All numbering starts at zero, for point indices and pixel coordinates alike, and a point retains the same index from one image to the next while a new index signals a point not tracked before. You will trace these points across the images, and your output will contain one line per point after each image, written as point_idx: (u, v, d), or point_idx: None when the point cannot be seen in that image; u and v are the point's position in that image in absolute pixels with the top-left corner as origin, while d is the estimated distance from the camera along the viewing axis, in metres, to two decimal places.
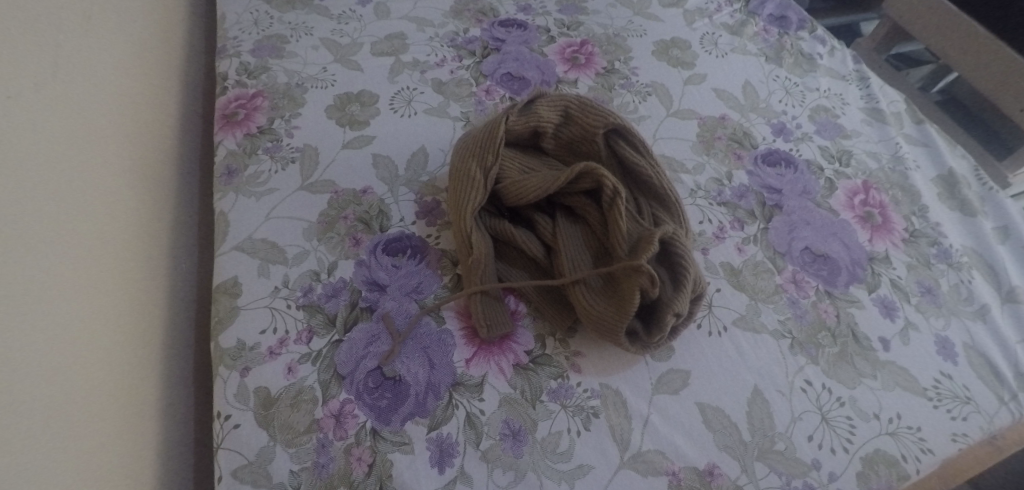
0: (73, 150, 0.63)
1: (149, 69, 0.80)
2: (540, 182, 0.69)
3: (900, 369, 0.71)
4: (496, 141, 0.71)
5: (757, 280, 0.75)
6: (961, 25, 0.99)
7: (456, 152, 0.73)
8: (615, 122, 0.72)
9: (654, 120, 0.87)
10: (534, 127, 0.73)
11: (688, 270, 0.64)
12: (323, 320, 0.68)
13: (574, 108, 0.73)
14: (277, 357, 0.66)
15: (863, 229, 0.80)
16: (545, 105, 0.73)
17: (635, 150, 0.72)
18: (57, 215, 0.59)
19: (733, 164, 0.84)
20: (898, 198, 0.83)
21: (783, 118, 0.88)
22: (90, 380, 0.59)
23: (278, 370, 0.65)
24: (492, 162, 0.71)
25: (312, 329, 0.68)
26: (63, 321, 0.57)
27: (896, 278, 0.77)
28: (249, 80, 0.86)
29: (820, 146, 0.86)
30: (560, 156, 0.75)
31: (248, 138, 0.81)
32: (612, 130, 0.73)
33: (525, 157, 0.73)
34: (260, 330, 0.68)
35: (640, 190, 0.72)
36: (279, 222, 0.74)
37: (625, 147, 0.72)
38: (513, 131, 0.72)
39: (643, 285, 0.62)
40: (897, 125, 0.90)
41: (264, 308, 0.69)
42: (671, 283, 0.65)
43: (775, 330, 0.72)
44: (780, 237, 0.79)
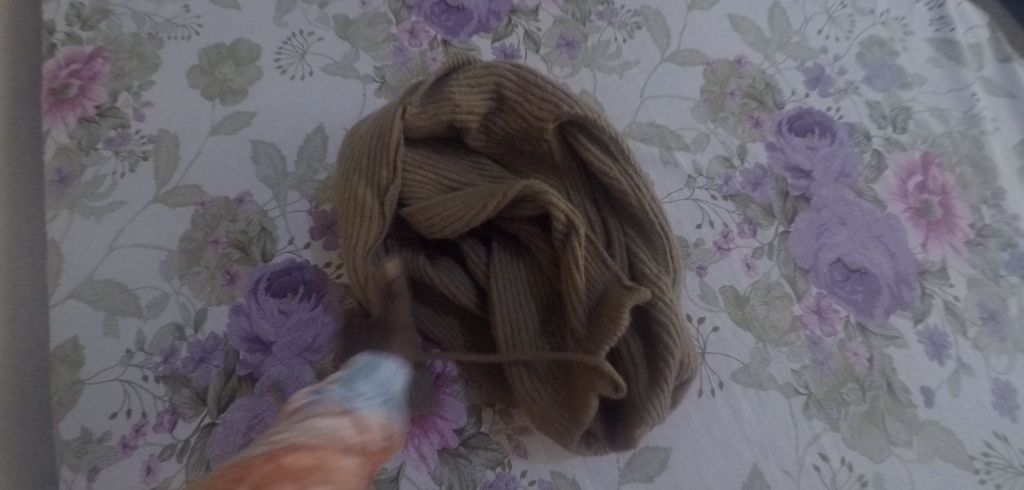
0: None
1: None
2: (460, 210, 0.49)
3: (943, 432, 0.55)
4: (393, 148, 0.50)
5: (767, 313, 0.57)
6: None
7: (342, 160, 0.52)
8: (570, 111, 0.50)
9: (643, 68, 0.63)
10: (449, 122, 0.51)
11: (672, 358, 0.48)
12: (190, 398, 0.52)
13: (510, 89, 0.52)
14: (133, 452, 0.51)
15: (915, 228, 0.60)
16: (463, 83, 0.52)
17: (602, 152, 0.51)
18: None
19: (748, 134, 0.61)
20: (967, 177, 0.61)
21: (822, 59, 0.64)
22: None
23: (134, 471, 0.51)
24: (396, 174, 0.50)
25: (176, 410, 0.52)
26: None
27: (951, 301, 0.58)
28: (84, 33, 0.62)
29: (869, 102, 0.63)
30: (495, 154, 0.54)
31: (84, 123, 0.60)
32: (568, 120, 0.52)
33: (442, 161, 0.52)
34: (110, 414, 0.52)
35: (608, 207, 0.52)
36: (128, 254, 0.56)
37: (586, 145, 0.51)
38: (418, 128, 0.51)
39: (605, 390, 0.47)
40: (975, 65, 0.65)
41: (115, 382, 0.53)
42: (647, 365, 0.50)
43: (785, 385, 0.55)
44: (804, 246, 0.58)
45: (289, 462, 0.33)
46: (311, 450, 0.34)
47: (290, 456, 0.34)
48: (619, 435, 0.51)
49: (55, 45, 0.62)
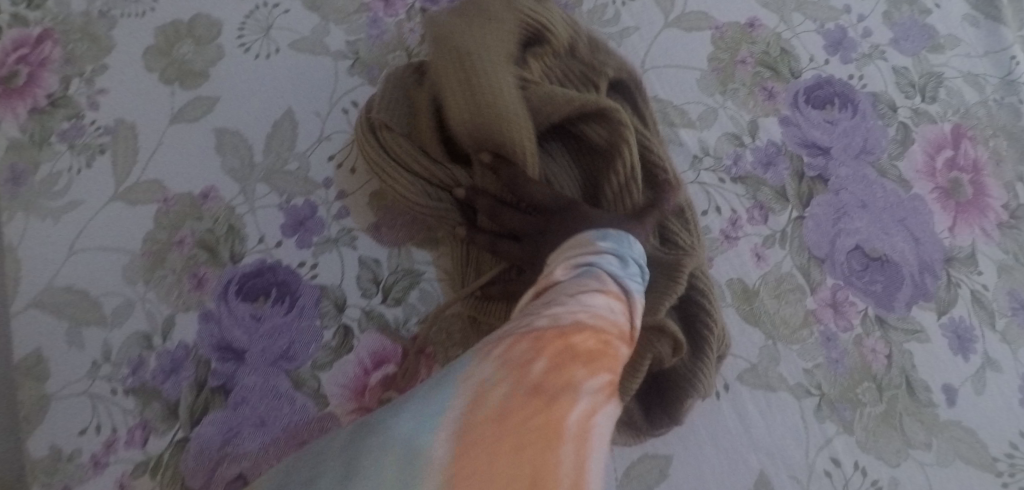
0: None
1: None
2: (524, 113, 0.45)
3: (966, 433, 0.51)
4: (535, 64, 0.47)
5: (778, 308, 0.52)
6: None
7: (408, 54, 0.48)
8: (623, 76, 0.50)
9: (644, 35, 0.57)
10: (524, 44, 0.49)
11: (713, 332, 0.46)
12: (161, 411, 0.49)
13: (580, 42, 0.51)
14: (104, 470, 0.48)
15: (943, 210, 0.54)
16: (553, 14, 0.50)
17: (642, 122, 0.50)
18: None
19: (760, 107, 0.56)
20: (1001, 151, 0.56)
21: (844, 19, 0.58)
22: None
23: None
24: (486, 74, 0.44)
25: (146, 424, 0.49)
26: None
27: (980, 290, 0.53)
28: (30, 12, 0.57)
29: (896, 67, 0.56)
30: None
31: (36, 115, 0.54)
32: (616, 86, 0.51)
33: None
34: (79, 431, 0.49)
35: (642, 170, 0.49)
36: (87, 257, 0.52)
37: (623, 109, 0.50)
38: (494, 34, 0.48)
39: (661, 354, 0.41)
40: (1015, 23, 0.59)
41: (82, 396, 0.49)
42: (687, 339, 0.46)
43: (796, 386, 0.51)
44: (820, 232, 0.53)
45: (580, 345, 0.34)
46: (597, 333, 0.35)
47: (578, 336, 0.34)
48: (659, 412, 0.46)
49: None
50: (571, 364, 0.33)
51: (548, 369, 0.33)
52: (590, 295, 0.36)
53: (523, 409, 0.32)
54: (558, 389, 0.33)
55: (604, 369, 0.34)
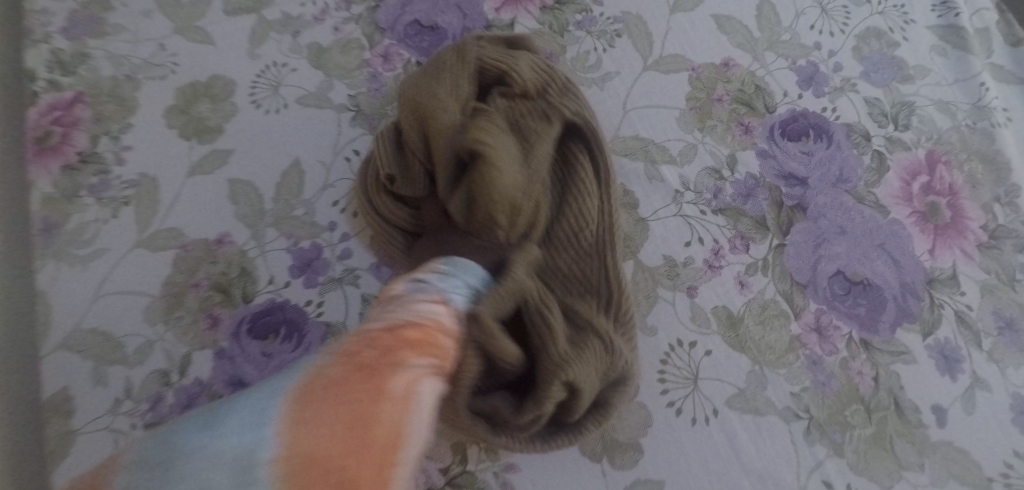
0: None
1: None
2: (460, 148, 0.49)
3: (959, 453, 0.52)
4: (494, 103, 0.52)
5: (763, 334, 0.54)
6: None
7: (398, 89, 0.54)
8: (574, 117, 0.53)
9: (625, 79, 0.61)
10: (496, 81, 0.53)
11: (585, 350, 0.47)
12: None
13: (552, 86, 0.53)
14: None
15: (922, 233, 0.56)
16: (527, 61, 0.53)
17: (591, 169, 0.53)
18: None
19: (737, 142, 0.58)
20: (976, 175, 0.57)
21: (815, 56, 0.60)
22: None
23: None
24: (437, 114, 0.50)
25: None
26: None
27: (964, 310, 0.54)
28: (63, 78, 0.62)
29: (867, 99, 0.59)
30: None
31: (68, 172, 0.59)
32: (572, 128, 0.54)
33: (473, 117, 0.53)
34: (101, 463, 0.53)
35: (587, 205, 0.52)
36: (113, 301, 0.56)
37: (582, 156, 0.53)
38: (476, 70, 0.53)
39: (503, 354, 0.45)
40: (983, 51, 0.61)
41: (104, 431, 0.53)
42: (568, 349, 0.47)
43: (785, 410, 0.52)
44: (800, 259, 0.56)
45: (405, 336, 0.41)
46: (421, 327, 0.41)
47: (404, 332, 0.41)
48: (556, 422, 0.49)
49: (36, 92, 0.61)
50: (401, 350, 0.40)
51: (377, 356, 0.40)
52: (427, 304, 0.43)
53: (354, 382, 0.38)
54: (389, 365, 0.39)
55: (433, 353, 0.41)
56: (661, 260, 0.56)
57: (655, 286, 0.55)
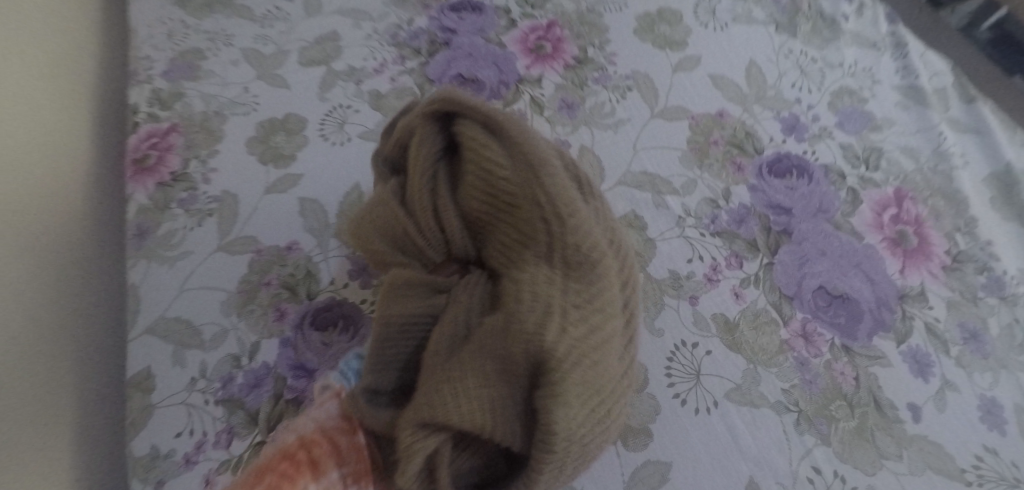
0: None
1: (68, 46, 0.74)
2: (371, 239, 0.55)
3: (933, 446, 0.58)
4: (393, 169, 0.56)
5: (757, 337, 0.62)
6: None
7: None
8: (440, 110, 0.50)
9: (636, 125, 0.72)
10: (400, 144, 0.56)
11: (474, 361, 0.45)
12: (244, 419, 0.60)
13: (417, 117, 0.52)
14: (193, 467, 0.58)
15: (893, 256, 0.65)
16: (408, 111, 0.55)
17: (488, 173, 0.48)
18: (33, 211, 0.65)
19: (731, 177, 0.69)
20: (939, 209, 0.67)
21: (796, 108, 0.72)
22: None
23: (194, 483, 0.58)
24: None
25: (231, 429, 0.60)
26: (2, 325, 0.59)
27: (932, 322, 0.63)
28: (161, 112, 0.73)
29: (843, 145, 0.70)
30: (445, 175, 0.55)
31: (161, 188, 0.69)
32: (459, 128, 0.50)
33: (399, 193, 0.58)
34: (175, 433, 0.60)
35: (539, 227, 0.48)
36: (194, 295, 0.64)
37: (474, 134, 0.49)
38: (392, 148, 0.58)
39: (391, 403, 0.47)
40: (941, 106, 0.72)
41: (179, 406, 0.61)
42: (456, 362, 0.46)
43: (777, 403, 0.60)
44: (787, 274, 0.65)
45: (313, 452, 0.46)
46: (326, 433, 0.47)
47: (308, 447, 0.46)
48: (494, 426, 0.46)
49: (139, 122, 0.73)
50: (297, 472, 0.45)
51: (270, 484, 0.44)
52: (331, 405, 0.49)
53: None
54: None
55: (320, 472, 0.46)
56: (667, 273, 0.65)
57: (662, 295, 0.64)
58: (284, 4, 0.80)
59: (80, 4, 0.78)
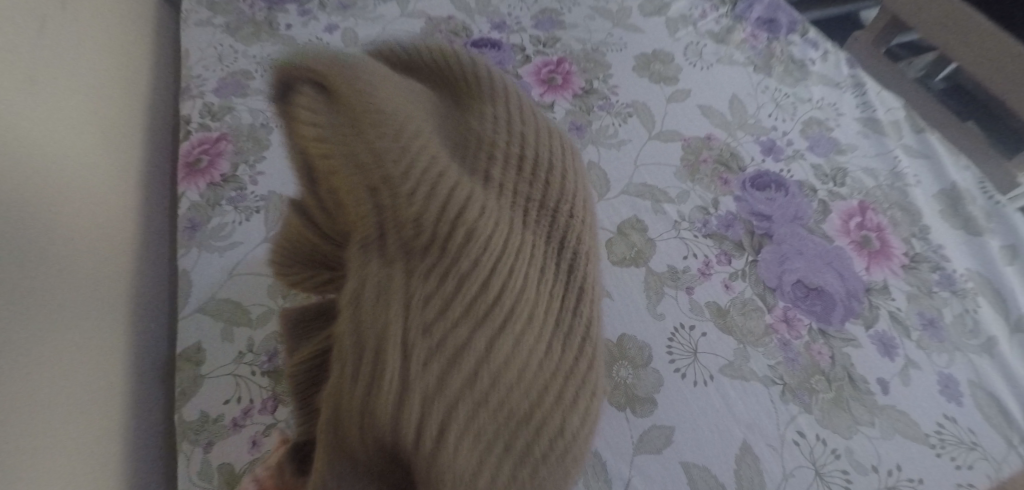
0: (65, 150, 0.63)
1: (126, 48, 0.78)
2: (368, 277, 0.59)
3: (900, 414, 0.67)
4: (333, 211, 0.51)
5: (745, 321, 0.71)
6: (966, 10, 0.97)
7: None
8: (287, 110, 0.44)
9: (635, 145, 0.82)
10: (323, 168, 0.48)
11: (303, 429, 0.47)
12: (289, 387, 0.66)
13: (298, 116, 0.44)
14: (242, 429, 0.64)
15: (859, 256, 0.75)
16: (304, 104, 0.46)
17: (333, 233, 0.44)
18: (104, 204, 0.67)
19: (718, 190, 0.79)
20: (897, 218, 0.78)
21: (773, 134, 0.83)
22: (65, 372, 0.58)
23: (243, 443, 0.63)
24: None
25: (278, 397, 0.65)
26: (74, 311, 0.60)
27: (895, 311, 0.72)
28: (212, 122, 0.82)
29: (814, 165, 0.81)
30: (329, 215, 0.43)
31: (212, 187, 0.77)
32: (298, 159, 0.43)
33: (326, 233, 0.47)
34: (224, 400, 0.65)
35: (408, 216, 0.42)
36: (242, 279, 0.71)
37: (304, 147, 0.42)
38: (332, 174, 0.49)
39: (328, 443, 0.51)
40: (896, 136, 0.84)
41: (229, 376, 0.66)
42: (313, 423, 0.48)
43: (765, 377, 0.68)
44: (770, 270, 0.74)
45: None
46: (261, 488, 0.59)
47: None
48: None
49: (192, 131, 0.81)
50: None
51: None
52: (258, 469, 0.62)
53: None
54: None
55: None
56: (666, 268, 0.74)
57: (662, 286, 0.73)
58: (325, 36, 0.90)
59: (137, 18, 0.85)
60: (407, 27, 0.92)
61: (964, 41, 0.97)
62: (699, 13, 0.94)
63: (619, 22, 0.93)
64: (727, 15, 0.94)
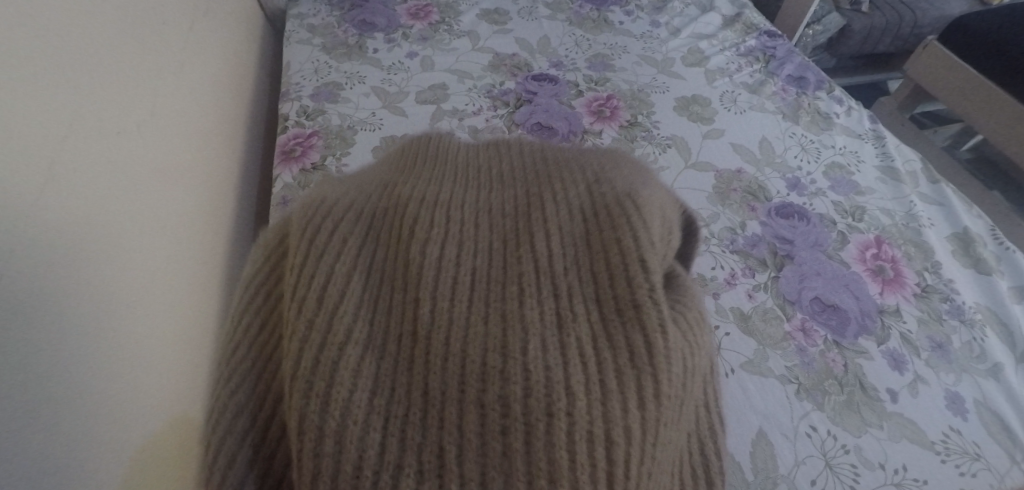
0: (138, 70, 0.71)
1: (197, 40, 0.87)
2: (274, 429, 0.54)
3: (907, 421, 0.71)
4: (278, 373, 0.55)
5: (766, 326, 0.77)
6: (1016, 113, 1.20)
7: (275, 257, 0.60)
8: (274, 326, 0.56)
9: (673, 171, 0.91)
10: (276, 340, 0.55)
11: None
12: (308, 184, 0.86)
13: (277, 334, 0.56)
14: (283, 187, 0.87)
15: (873, 282, 0.82)
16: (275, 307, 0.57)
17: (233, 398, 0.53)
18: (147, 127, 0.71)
19: (746, 214, 0.87)
20: (911, 253, 0.85)
21: (798, 173, 0.92)
22: (100, 280, 0.59)
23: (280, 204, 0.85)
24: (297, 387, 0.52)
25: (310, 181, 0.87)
26: (104, 215, 0.61)
27: (906, 332, 0.78)
28: (306, 121, 0.94)
29: (834, 201, 0.90)
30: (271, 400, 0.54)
31: (303, 173, 0.88)
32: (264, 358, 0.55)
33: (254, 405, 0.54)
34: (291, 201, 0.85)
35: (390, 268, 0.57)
36: None
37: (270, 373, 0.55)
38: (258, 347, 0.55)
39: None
40: (913, 184, 0.93)
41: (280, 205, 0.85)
42: None
43: (781, 375, 0.73)
44: (790, 286, 0.81)
45: None
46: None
47: None
48: None
49: (286, 127, 0.94)
50: None
51: None
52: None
53: None
54: None
55: None
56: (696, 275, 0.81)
57: None
58: (406, 61, 1.04)
59: (230, 52, 1.00)
60: (476, 59, 1.05)
61: (1013, 129, 1.22)
62: (735, 67, 1.06)
63: (663, 69, 1.05)
64: (760, 71, 1.06)
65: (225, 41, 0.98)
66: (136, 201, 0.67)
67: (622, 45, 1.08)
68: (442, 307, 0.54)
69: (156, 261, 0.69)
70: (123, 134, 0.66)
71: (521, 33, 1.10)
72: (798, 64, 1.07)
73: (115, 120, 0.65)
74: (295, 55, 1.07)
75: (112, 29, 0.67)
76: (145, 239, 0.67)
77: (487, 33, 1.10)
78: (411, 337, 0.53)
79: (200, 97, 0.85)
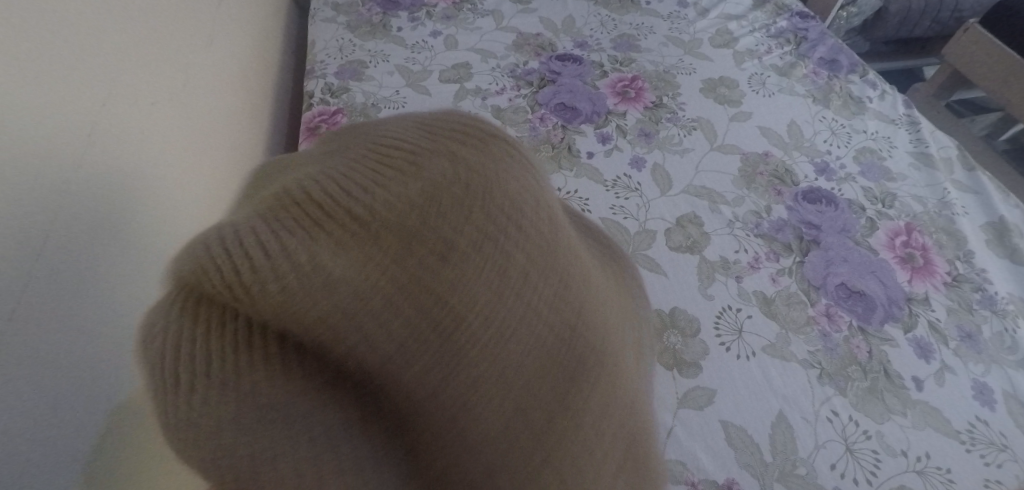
0: None
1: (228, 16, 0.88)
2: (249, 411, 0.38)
3: (932, 410, 0.69)
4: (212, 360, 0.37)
5: (789, 310, 0.76)
6: None
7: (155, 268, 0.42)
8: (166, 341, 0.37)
9: (698, 153, 0.90)
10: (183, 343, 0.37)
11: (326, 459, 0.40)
12: None
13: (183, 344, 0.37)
14: None
15: (902, 269, 0.80)
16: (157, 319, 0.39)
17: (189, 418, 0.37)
18: (155, 42, 0.68)
19: (772, 199, 0.86)
20: (942, 241, 0.83)
21: (827, 157, 0.91)
22: (85, 174, 0.55)
23: None
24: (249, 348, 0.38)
25: None
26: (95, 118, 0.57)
27: (934, 320, 0.76)
28: (331, 98, 0.95)
29: (864, 187, 0.88)
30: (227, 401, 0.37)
31: None
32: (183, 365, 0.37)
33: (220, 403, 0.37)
34: None
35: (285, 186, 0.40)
36: None
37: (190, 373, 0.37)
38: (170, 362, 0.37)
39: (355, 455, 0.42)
40: (947, 171, 0.91)
41: None
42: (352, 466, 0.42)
43: (803, 360, 0.72)
44: (815, 271, 0.79)
45: None
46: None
47: None
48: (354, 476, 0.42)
49: (312, 104, 0.95)
50: None
51: None
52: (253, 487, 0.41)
53: None
54: None
55: None
56: (718, 257, 0.80)
57: (713, 273, 0.79)
58: (430, 39, 1.04)
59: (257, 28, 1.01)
60: (501, 38, 1.05)
61: None
62: (765, 49, 1.04)
63: (690, 50, 1.03)
64: (790, 53, 1.04)
65: (253, 17, 0.99)
66: (131, 116, 0.63)
67: (648, 25, 1.07)
68: (387, 217, 0.41)
69: (155, 183, 0.65)
70: (130, 51, 0.63)
71: (545, 13, 1.09)
72: (830, 46, 1.05)
73: (131, 43, 0.64)
74: (321, 33, 1.07)
75: (130, 11, 0.64)
76: (149, 193, 0.64)
77: (511, 13, 1.09)
78: (347, 227, 0.40)
79: (218, 77, 0.83)
